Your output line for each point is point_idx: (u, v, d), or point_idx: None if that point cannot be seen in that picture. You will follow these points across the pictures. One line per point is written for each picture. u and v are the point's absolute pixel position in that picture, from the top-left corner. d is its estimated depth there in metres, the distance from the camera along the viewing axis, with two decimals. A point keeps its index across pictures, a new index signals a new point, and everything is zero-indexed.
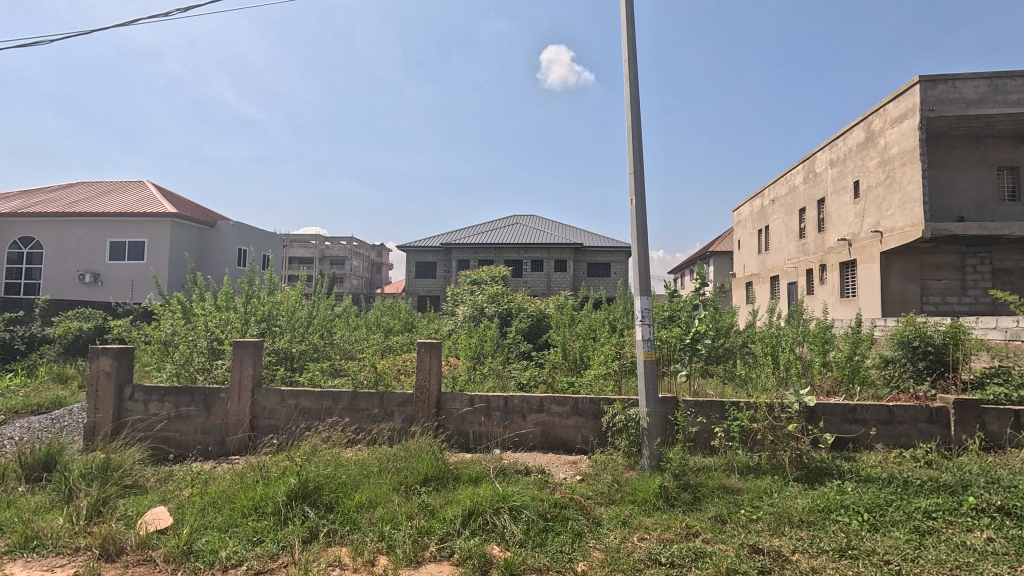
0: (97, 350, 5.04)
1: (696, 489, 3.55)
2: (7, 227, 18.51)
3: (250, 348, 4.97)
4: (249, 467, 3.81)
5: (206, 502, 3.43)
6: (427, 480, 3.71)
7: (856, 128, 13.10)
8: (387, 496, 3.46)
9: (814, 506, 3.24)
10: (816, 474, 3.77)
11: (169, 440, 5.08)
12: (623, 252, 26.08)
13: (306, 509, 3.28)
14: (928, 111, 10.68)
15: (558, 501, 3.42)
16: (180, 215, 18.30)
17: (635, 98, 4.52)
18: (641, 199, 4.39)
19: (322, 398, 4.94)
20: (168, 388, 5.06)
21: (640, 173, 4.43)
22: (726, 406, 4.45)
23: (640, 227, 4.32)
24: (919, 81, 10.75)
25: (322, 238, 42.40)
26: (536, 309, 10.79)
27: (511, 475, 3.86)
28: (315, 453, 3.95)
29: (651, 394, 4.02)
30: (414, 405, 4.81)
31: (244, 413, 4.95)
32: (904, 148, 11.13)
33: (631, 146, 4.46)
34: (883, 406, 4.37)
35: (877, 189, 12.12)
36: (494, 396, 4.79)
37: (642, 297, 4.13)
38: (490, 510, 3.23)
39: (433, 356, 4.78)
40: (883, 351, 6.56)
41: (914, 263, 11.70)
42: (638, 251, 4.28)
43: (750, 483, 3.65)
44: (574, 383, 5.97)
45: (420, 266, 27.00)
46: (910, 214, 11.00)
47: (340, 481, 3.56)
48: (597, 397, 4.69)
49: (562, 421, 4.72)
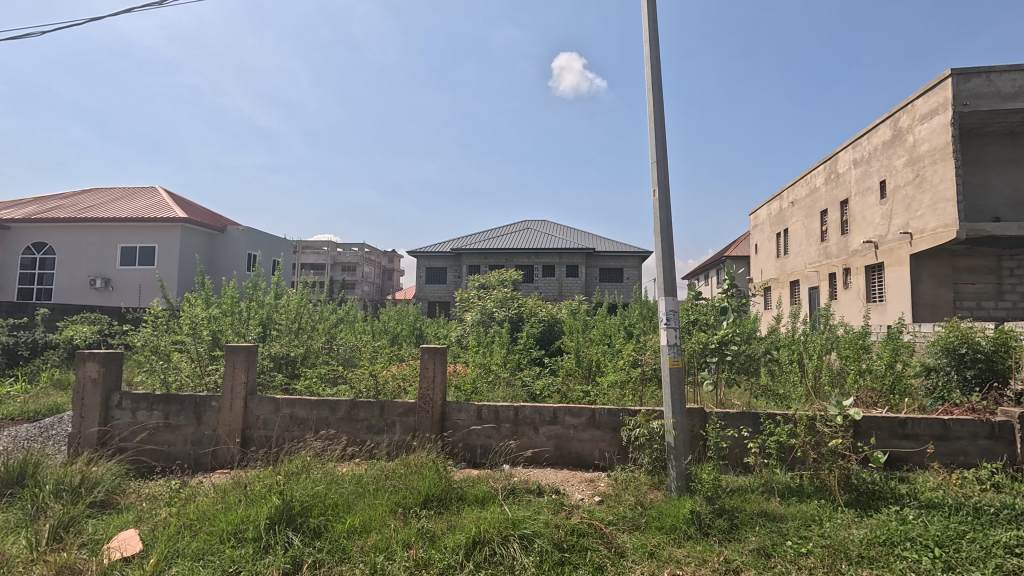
0: (84, 355, 4.76)
1: (732, 515, 3.11)
2: (18, 233, 18.54)
3: (243, 352, 4.64)
4: (235, 483, 3.49)
5: (181, 524, 3.10)
6: (428, 503, 3.32)
7: (882, 125, 12.57)
8: (383, 520, 3.08)
9: (873, 538, 2.80)
10: (867, 498, 3.32)
11: (157, 452, 4.76)
12: (637, 257, 25.66)
13: (290, 535, 2.92)
14: (961, 106, 10.14)
15: (576, 528, 3.01)
16: (190, 220, 18.28)
17: (656, 82, 4.15)
18: (666, 191, 4.00)
19: (318, 407, 4.59)
20: (158, 396, 4.75)
21: (664, 163, 4.04)
22: (760, 419, 4.01)
23: (664, 221, 3.93)
24: (950, 75, 10.23)
25: (334, 245, 42.40)
26: (547, 313, 10.43)
27: (520, 496, 3.46)
28: (307, 470, 3.60)
29: (678, 404, 3.61)
30: (417, 415, 4.44)
31: (235, 423, 4.62)
32: (935, 144, 10.59)
33: (653, 134, 4.10)
34: (937, 420, 3.90)
35: (906, 188, 11.57)
36: (503, 407, 4.40)
37: (667, 298, 3.74)
38: (498, 538, 2.83)
39: (438, 363, 4.41)
40: (924, 359, 6.08)
41: (946, 266, 11.13)
42: (661, 248, 3.88)
43: (795, 508, 3.20)
44: (589, 393, 5.50)
45: (431, 272, 26.75)
46: (942, 214, 10.42)
47: (332, 502, 3.21)
48: (616, 408, 4.28)
49: (578, 435, 4.31)
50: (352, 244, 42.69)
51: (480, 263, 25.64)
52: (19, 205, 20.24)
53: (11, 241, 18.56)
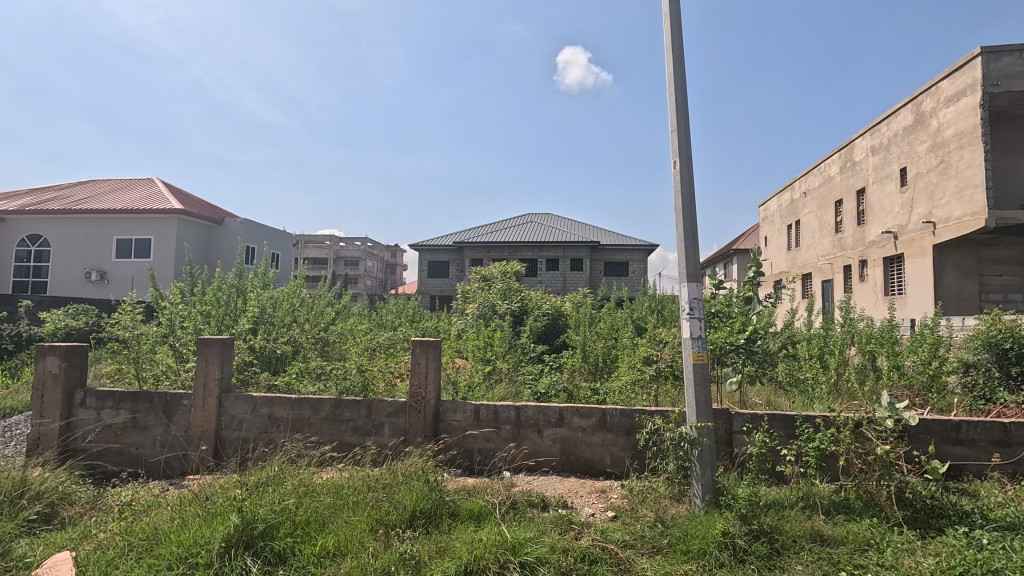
0: (43, 349, 4.31)
1: (771, 538, 2.64)
2: (14, 225, 18.22)
3: (217, 346, 4.19)
4: (198, 493, 3.07)
5: (127, 544, 2.68)
6: (415, 521, 2.86)
7: (903, 110, 11.99)
8: (359, 542, 2.63)
9: (945, 570, 2.32)
10: (926, 517, 2.84)
11: (123, 455, 4.33)
12: (643, 250, 25.16)
13: (248, 561, 2.47)
14: (991, 87, 9.55)
15: (586, 552, 2.57)
16: (186, 212, 17.85)
17: (677, 42, 3.66)
18: (687, 162, 3.52)
19: (299, 406, 4.13)
20: (125, 393, 4.32)
21: (685, 131, 3.57)
22: (793, 421, 3.54)
23: (686, 198, 3.45)
24: (979, 54, 9.64)
25: (337, 239, 42.11)
26: (552, 305, 9.94)
27: (522, 512, 3.00)
28: (280, 480, 3.18)
29: (703, 405, 3.15)
30: (408, 417, 3.99)
31: (209, 425, 4.19)
32: (962, 128, 10.02)
33: (673, 98, 3.62)
34: (996, 423, 3.41)
35: (930, 175, 11.00)
36: (503, 407, 3.94)
37: (691, 285, 3.28)
38: (494, 567, 2.39)
39: (431, 358, 3.95)
40: (962, 354, 5.57)
41: (971, 257, 10.58)
42: (684, 228, 3.39)
43: (843, 529, 2.74)
44: (598, 391, 4.95)
45: (432, 266, 26.30)
46: (969, 202, 9.87)
47: (304, 518, 2.79)
48: (631, 409, 3.81)
49: (587, 438, 3.85)
50: (354, 238, 42.38)
51: (482, 256, 25.02)
52: (15, 197, 19.91)
53: (7, 233, 18.27)
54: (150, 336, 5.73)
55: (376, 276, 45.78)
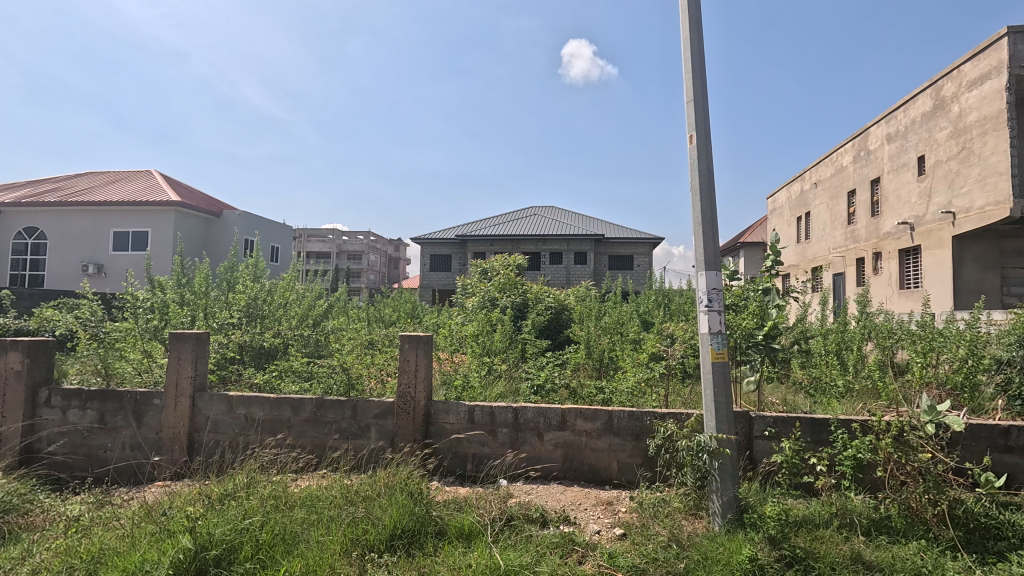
0: (4, 344, 3.98)
1: (806, 566, 2.28)
2: (9, 218, 17.95)
3: (191, 342, 3.85)
4: (156, 505, 2.74)
5: (65, 567, 2.34)
6: (396, 541, 2.52)
7: (922, 95, 11.48)
8: (329, 568, 2.28)
9: None
10: (982, 538, 2.48)
11: (90, 458, 4.02)
12: (648, 243, 24.74)
13: None
14: (1019, 69, 9.06)
15: None
16: (184, 204, 17.53)
17: (693, 3, 3.25)
18: (705, 136, 3.13)
19: (278, 406, 3.79)
20: (92, 392, 3.99)
21: (702, 101, 3.17)
22: (823, 425, 3.17)
23: (705, 176, 3.07)
24: (1006, 34, 9.14)
25: (340, 233, 41.88)
26: (555, 299, 9.58)
27: (518, 530, 2.65)
28: (249, 490, 2.84)
29: (724, 408, 2.79)
30: (396, 419, 3.65)
31: (181, 427, 3.85)
32: (985, 114, 9.55)
33: (688, 65, 3.22)
34: None
35: (949, 163, 10.54)
36: (501, 408, 3.59)
37: (709, 273, 2.90)
38: None
39: (422, 356, 3.61)
40: (997, 350, 5.13)
41: (993, 248, 10.13)
42: (701, 211, 3.02)
43: (887, 553, 2.38)
44: (604, 390, 4.59)
45: (434, 260, 25.96)
46: (992, 190, 9.42)
47: (270, 538, 2.46)
48: (640, 411, 3.46)
49: (592, 443, 3.49)
50: (357, 233, 42.02)
51: (485, 250, 24.68)
52: (12, 189, 19.65)
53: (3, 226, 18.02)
54: (132, 330, 5.42)
55: (379, 271, 45.62)
